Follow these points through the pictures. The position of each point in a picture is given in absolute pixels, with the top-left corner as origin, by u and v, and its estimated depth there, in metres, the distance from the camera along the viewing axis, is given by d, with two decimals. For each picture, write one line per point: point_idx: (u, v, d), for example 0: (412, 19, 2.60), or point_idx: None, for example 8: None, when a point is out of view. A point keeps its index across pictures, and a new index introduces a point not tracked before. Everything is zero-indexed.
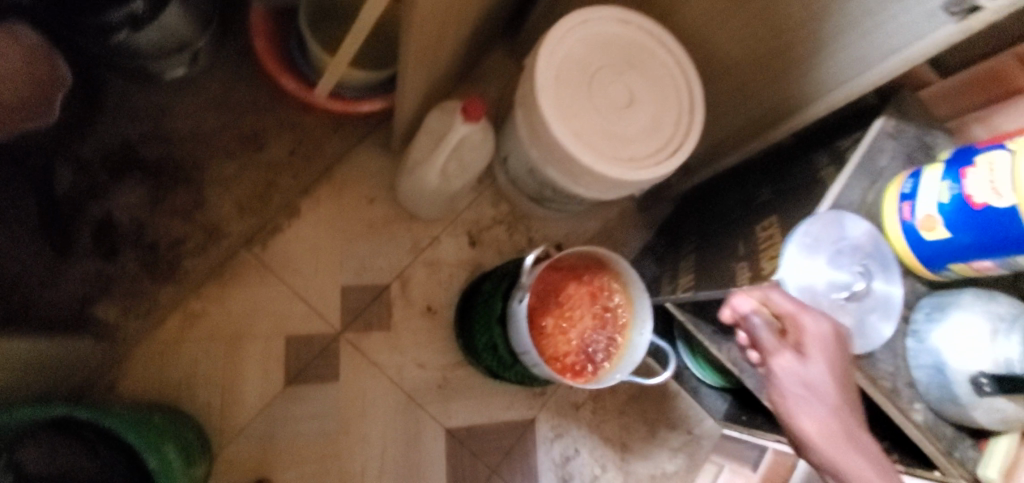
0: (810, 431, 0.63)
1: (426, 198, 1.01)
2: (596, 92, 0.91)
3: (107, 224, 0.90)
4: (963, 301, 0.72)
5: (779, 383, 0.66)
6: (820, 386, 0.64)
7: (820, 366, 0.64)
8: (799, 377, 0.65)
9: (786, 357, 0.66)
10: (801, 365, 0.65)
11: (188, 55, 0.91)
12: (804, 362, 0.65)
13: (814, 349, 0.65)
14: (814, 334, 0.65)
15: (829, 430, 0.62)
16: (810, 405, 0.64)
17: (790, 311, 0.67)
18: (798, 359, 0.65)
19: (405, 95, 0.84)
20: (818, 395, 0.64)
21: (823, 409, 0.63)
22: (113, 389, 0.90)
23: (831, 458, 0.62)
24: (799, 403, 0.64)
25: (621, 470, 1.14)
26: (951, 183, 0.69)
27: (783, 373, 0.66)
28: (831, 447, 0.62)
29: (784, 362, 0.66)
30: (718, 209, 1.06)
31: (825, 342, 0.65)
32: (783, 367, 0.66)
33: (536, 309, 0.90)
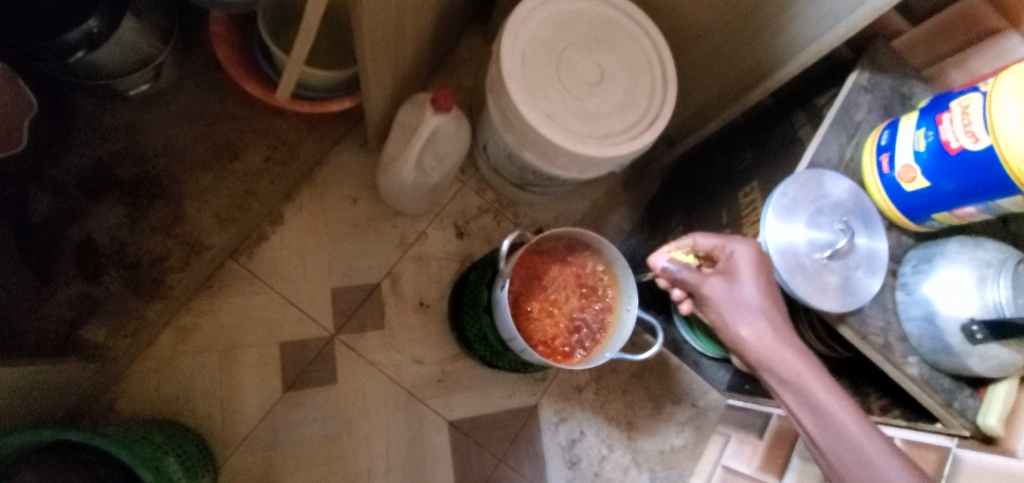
0: (747, 341, 0.66)
1: (407, 192, 1.01)
2: (565, 71, 0.89)
3: (87, 247, 0.89)
4: (949, 250, 0.71)
5: (712, 305, 0.68)
6: (749, 300, 0.66)
7: (747, 282, 0.66)
8: (729, 296, 0.67)
9: (715, 283, 0.68)
10: (729, 285, 0.67)
11: (152, 71, 0.89)
12: (730, 282, 0.67)
13: (738, 268, 0.67)
14: (738, 256, 0.67)
15: (763, 336, 0.65)
16: (743, 319, 0.66)
17: (716, 242, 0.68)
18: (729, 280, 0.67)
19: (370, 90, 0.84)
20: (748, 308, 0.66)
21: (754, 319, 0.66)
22: (112, 407, 0.92)
23: (766, 361, 0.65)
24: (732, 319, 0.67)
25: (628, 448, 1.14)
26: (927, 130, 0.69)
27: (714, 296, 0.68)
28: (766, 351, 0.65)
29: (712, 286, 0.68)
30: (703, 178, 1.05)
31: (752, 259, 0.67)
32: (713, 291, 0.68)
33: (521, 295, 0.91)
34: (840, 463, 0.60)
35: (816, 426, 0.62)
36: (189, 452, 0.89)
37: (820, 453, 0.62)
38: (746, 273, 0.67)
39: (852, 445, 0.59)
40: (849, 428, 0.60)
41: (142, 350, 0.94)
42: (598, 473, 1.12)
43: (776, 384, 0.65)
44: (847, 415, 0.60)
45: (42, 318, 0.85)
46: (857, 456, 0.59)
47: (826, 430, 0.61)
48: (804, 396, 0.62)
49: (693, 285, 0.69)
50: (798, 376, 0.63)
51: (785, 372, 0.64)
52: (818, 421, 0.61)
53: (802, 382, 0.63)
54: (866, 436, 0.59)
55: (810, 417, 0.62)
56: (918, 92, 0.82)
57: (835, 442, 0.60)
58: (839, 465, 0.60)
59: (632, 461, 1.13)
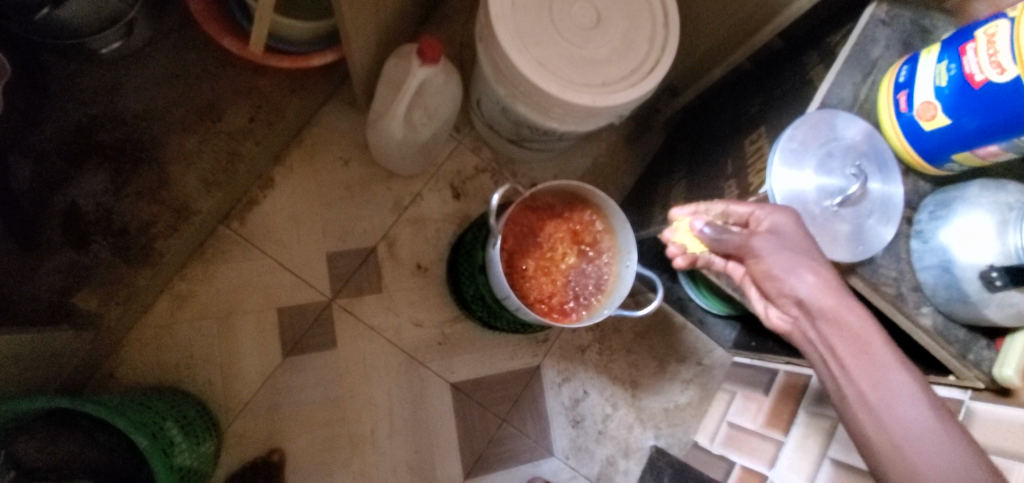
0: (810, 292, 0.57)
1: (399, 151, 0.97)
2: (559, 15, 0.84)
3: (73, 214, 0.87)
4: (969, 194, 0.66)
5: (768, 253, 0.59)
6: (811, 250, 0.59)
7: (804, 235, 0.60)
8: (788, 246, 0.59)
9: (773, 231, 0.60)
10: (785, 236, 0.60)
11: (124, 28, 0.86)
12: (785, 231, 0.60)
13: (786, 224, 0.60)
14: (781, 217, 0.60)
15: (827, 285, 0.57)
16: (806, 265, 0.58)
17: (750, 208, 0.63)
18: (782, 233, 0.60)
19: (351, 41, 0.79)
20: (811, 257, 0.58)
21: (820, 268, 0.58)
22: (114, 375, 0.93)
23: (830, 315, 0.56)
24: (792, 266, 0.58)
25: (633, 407, 1.13)
26: (949, 63, 0.63)
27: (772, 244, 0.59)
28: (830, 302, 0.56)
29: (769, 234, 0.60)
30: (707, 129, 0.99)
31: (796, 219, 0.60)
32: (770, 239, 0.60)
33: (515, 253, 0.88)
34: (902, 435, 0.53)
35: (878, 392, 0.55)
36: (191, 417, 0.89)
37: (878, 425, 0.54)
38: (795, 228, 0.60)
39: (916, 412, 0.53)
40: (915, 395, 0.54)
41: (139, 318, 0.94)
42: (602, 431, 1.11)
43: (834, 343, 0.57)
44: (913, 379, 0.55)
45: (36, 287, 0.84)
46: (923, 426, 0.53)
47: (889, 396, 0.54)
48: (870, 357, 0.55)
49: (744, 235, 0.61)
50: (863, 332, 0.56)
51: (852, 328, 0.56)
52: (881, 386, 0.55)
53: (869, 340, 0.55)
54: (931, 402, 0.54)
55: (872, 381, 0.55)
56: (940, 25, 0.75)
57: (897, 409, 0.54)
58: (901, 438, 0.53)
59: (636, 419, 1.13)
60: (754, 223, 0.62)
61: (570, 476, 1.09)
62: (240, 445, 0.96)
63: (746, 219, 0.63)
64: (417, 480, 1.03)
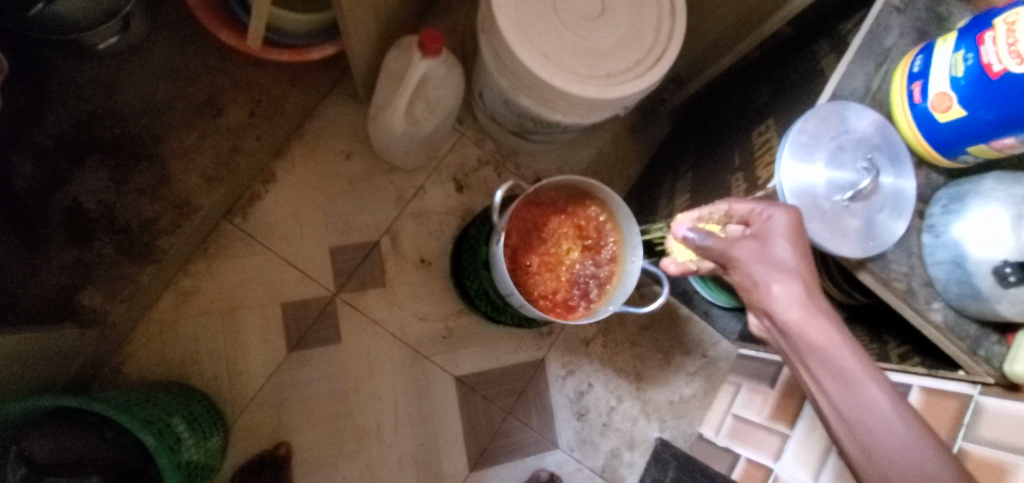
0: (777, 305, 0.58)
1: (401, 144, 0.96)
2: (563, 4, 0.82)
3: (75, 212, 0.86)
4: (984, 187, 0.65)
5: (741, 263, 0.60)
6: (783, 261, 0.59)
7: (781, 244, 0.59)
8: (761, 256, 0.59)
9: (747, 241, 0.60)
10: (762, 245, 0.60)
11: (121, 22, 0.85)
12: (765, 238, 0.60)
13: (780, 225, 0.60)
14: (780, 215, 0.60)
15: (795, 298, 0.57)
16: (775, 276, 0.58)
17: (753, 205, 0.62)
18: (759, 242, 0.60)
19: (350, 34, 0.78)
20: (782, 268, 0.58)
21: (788, 280, 0.58)
22: (120, 371, 0.93)
23: (796, 329, 0.57)
24: (762, 278, 0.59)
25: (637, 399, 1.13)
26: (966, 53, 0.61)
27: (746, 255, 0.60)
28: (796, 315, 0.57)
29: (745, 244, 0.60)
30: (714, 119, 0.98)
31: (788, 223, 0.60)
32: (744, 249, 0.60)
33: (519, 248, 0.87)
34: (872, 448, 0.53)
35: (845, 406, 0.54)
36: (197, 413, 0.89)
37: (850, 438, 0.54)
38: (789, 231, 0.60)
39: (887, 425, 0.53)
40: (886, 408, 0.53)
41: (143, 314, 0.94)
42: (607, 424, 1.11)
43: (805, 356, 0.57)
44: (885, 393, 0.54)
45: (41, 285, 0.84)
46: (892, 439, 0.52)
47: (858, 410, 0.54)
48: (839, 371, 0.55)
49: (724, 243, 0.62)
50: (829, 346, 0.55)
51: (819, 343, 0.56)
52: (851, 400, 0.54)
53: (837, 354, 0.55)
54: (904, 416, 0.53)
55: (840, 395, 0.55)
56: (956, 12, 0.73)
57: (867, 422, 0.53)
58: (873, 451, 0.53)
59: (641, 411, 1.12)
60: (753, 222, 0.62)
61: (575, 468, 1.09)
62: (247, 439, 0.97)
63: (746, 217, 0.63)
64: (424, 472, 1.03)
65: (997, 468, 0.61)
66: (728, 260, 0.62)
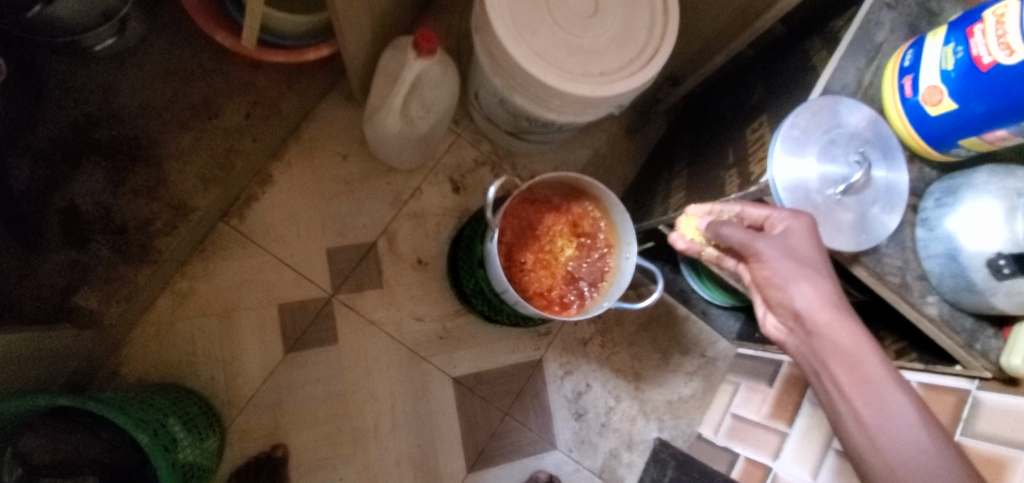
0: (806, 306, 0.57)
1: (396, 145, 0.97)
2: (557, 4, 0.82)
3: (72, 213, 0.87)
4: (976, 180, 0.64)
5: (772, 259, 0.58)
6: (814, 261, 0.58)
7: (812, 244, 0.58)
8: (792, 254, 0.58)
9: (778, 238, 0.59)
10: (794, 242, 0.58)
11: (118, 24, 0.85)
12: (797, 236, 0.58)
13: (805, 228, 0.58)
14: (798, 222, 0.59)
15: (825, 299, 0.57)
16: (807, 276, 0.57)
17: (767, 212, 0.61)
18: (789, 240, 0.59)
19: (345, 34, 0.79)
20: (814, 269, 0.57)
21: (820, 281, 0.57)
22: (117, 373, 0.93)
23: (825, 330, 0.56)
24: (793, 276, 0.57)
25: (636, 399, 1.12)
26: (956, 46, 0.62)
27: (778, 250, 0.58)
28: (826, 316, 0.56)
29: (778, 239, 0.59)
30: (708, 118, 0.98)
31: (811, 228, 0.59)
32: (776, 244, 0.59)
33: (514, 246, 0.88)
34: (894, 455, 0.53)
35: (869, 409, 0.55)
36: (194, 415, 0.89)
37: (872, 443, 0.54)
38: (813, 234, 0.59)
39: (909, 431, 0.53)
40: (907, 413, 0.54)
41: (141, 315, 0.94)
42: (605, 424, 1.11)
43: (829, 358, 0.57)
44: (907, 397, 0.54)
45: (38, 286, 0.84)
46: (915, 446, 0.53)
47: (883, 414, 0.54)
48: (863, 377, 0.55)
49: (749, 238, 0.60)
50: (857, 349, 0.56)
51: (846, 346, 0.56)
52: (874, 404, 0.55)
53: (862, 358, 0.56)
54: (926, 422, 0.53)
55: (866, 398, 0.55)
56: (947, 8, 0.73)
57: (889, 428, 0.54)
58: (893, 457, 0.53)
59: (640, 412, 1.12)
60: (770, 227, 0.61)
61: (574, 468, 1.09)
62: (244, 441, 0.97)
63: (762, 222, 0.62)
64: (421, 473, 1.03)
65: (996, 463, 0.60)
66: (754, 256, 0.60)
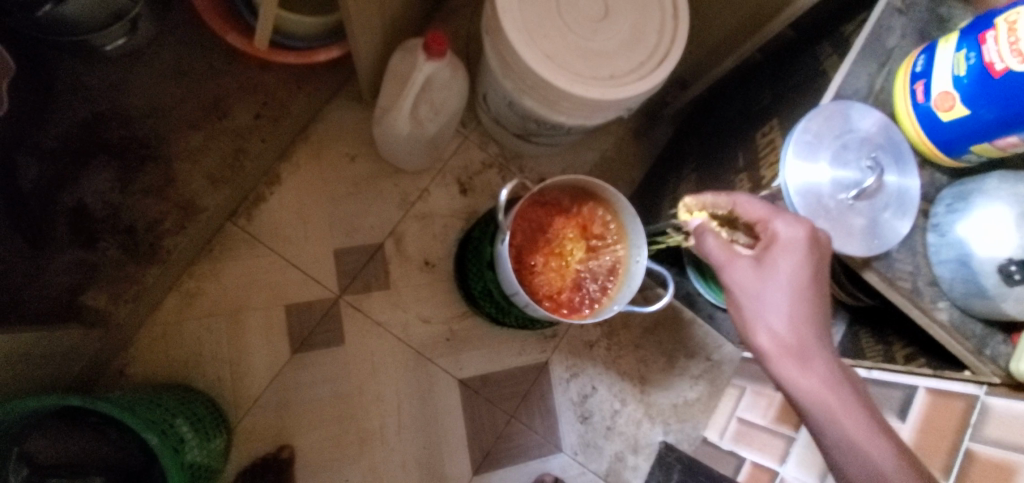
0: (762, 336, 0.60)
1: (405, 147, 0.97)
2: (566, 7, 0.83)
3: (81, 212, 0.87)
4: (988, 186, 0.65)
5: (735, 288, 0.62)
6: (774, 291, 0.60)
7: (778, 275, 0.60)
8: (755, 284, 0.61)
9: (748, 261, 0.62)
10: (761, 270, 0.61)
11: (128, 24, 0.85)
12: (764, 266, 0.61)
13: (784, 254, 0.60)
14: (790, 233, 0.61)
15: (779, 332, 0.60)
16: (762, 309, 0.60)
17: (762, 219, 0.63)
18: (754, 269, 0.62)
19: (356, 35, 0.79)
20: (771, 302, 0.60)
21: (775, 314, 0.60)
22: (123, 373, 0.93)
23: (778, 362, 0.60)
24: (752, 309, 0.61)
25: (641, 403, 1.12)
26: (968, 52, 0.61)
27: (741, 278, 0.62)
28: (779, 348, 0.60)
29: (743, 267, 0.62)
30: (716, 122, 0.98)
31: (786, 253, 0.60)
32: (741, 271, 0.62)
33: (524, 248, 0.88)
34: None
35: (830, 441, 0.56)
36: (201, 415, 0.89)
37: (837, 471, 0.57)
38: (788, 260, 0.60)
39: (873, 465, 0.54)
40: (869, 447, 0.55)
41: (148, 316, 0.94)
42: (611, 427, 1.11)
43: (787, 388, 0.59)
44: (869, 429, 0.55)
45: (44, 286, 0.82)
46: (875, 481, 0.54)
47: (842, 447, 0.56)
48: (819, 407, 0.57)
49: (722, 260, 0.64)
50: (811, 381, 0.58)
51: (801, 378, 0.58)
52: (835, 437, 0.56)
53: (818, 389, 0.58)
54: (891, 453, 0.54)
55: (826, 430, 0.57)
56: (957, 13, 0.73)
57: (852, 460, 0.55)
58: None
59: (645, 415, 1.12)
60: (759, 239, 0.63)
61: (579, 471, 1.09)
62: (250, 442, 0.97)
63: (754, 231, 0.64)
64: (427, 476, 1.03)
65: (1003, 467, 0.59)
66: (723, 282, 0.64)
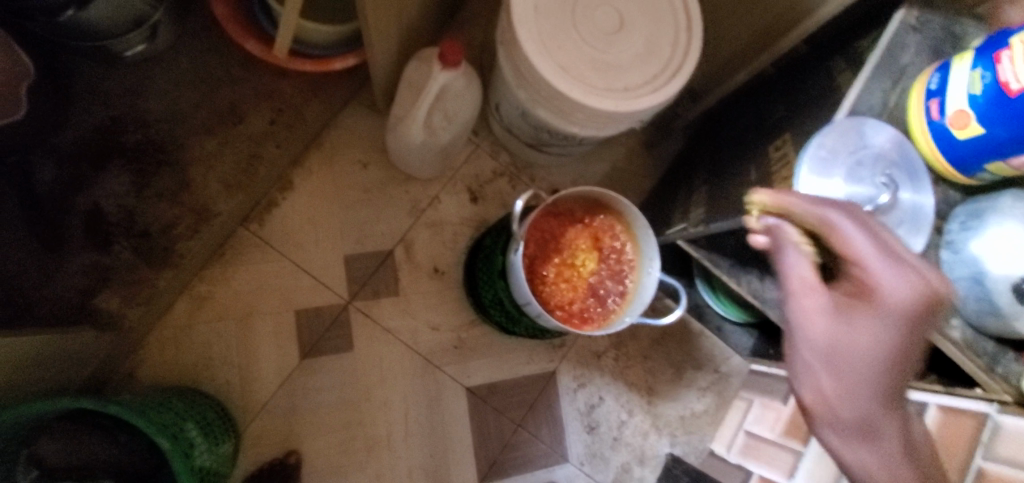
0: (811, 403, 0.46)
1: (418, 155, 0.98)
2: (581, 20, 0.83)
3: (96, 214, 0.87)
4: (1002, 205, 0.65)
5: (795, 326, 0.49)
6: (851, 353, 0.46)
7: (865, 332, 0.46)
8: (824, 332, 0.47)
9: (829, 300, 0.48)
10: (845, 318, 0.47)
11: (148, 30, 0.87)
12: (849, 314, 0.47)
13: (881, 308, 0.47)
14: (901, 285, 0.47)
15: (836, 404, 0.45)
16: (825, 367, 0.46)
17: (854, 251, 0.51)
18: (834, 313, 0.47)
19: (373, 43, 0.79)
20: (840, 362, 0.46)
21: (846, 381, 0.45)
22: (133, 376, 0.93)
23: (835, 441, 0.46)
24: (810, 363, 0.47)
25: (648, 414, 1.12)
26: (983, 71, 0.62)
27: (811, 317, 0.48)
28: (830, 421, 0.46)
29: (817, 304, 0.48)
30: (727, 135, 0.99)
31: (888, 306, 0.47)
32: (811, 306, 0.48)
33: (536, 259, 0.88)
34: None
35: None
36: (210, 419, 0.89)
37: None
38: (891, 318, 0.46)
39: None
40: None
41: (159, 318, 0.95)
42: (617, 438, 1.10)
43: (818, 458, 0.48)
44: None
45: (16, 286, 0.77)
46: None
47: None
48: None
49: (794, 285, 0.50)
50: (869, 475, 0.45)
51: (852, 465, 0.45)
52: None
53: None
54: None
55: None
56: (970, 32, 0.74)
57: None
58: None
59: (652, 426, 1.12)
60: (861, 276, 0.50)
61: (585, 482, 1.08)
62: (258, 446, 0.97)
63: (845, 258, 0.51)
64: None
65: None
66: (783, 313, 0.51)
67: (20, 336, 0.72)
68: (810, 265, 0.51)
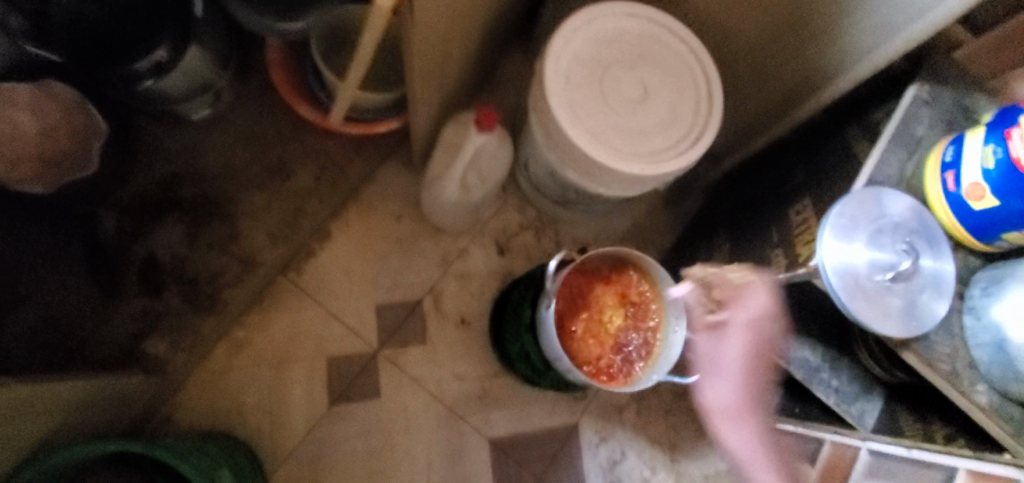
0: (721, 394, 0.69)
1: (450, 211, 1.03)
2: (609, 90, 0.89)
3: (151, 263, 0.95)
4: (1021, 272, 0.67)
5: (723, 349, 0.71)
6: (734, 363, 0.69)
7: (739, 349, 0.70)
8: (719, 351, 0.71)
9: (716, 326, 0.73)
10: (755, 332, 0.71)
11: (211, 96, 0.96)
12: (751, 333, 0.70)
13: (747, 334, 0.69)
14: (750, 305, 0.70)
15: (725, 399, 0.69)
16: (718, 377, 0.70)
17: (749, 295, 0.70)
18: (714, 337, 0.72)
19: (417, 110, 0.86)
20: (724, 373, 0.70)
21: (730, 380, 0.69)
22: (171, 418, 0.97)
23: (732, 412, 0.69)
24: (717, 369, 0.70)
25: (671, 471, 1.11)
26: (995, 147, 0.65)
27: (719, 344, 0.71)
28: (729, 404, 0.68)
29: (735, 334, 0.71)
30: (747, 196, 1.02)
31: (740, 329, 0.70)
32: (733, 337, 0.70)
33: (565, 314, 0.90)
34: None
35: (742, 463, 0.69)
36: (242, 464, 0.91)
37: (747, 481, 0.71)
38: (748, 341, 0.69)
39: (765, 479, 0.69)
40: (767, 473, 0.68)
41: (199, 362, 0.98)
42: None
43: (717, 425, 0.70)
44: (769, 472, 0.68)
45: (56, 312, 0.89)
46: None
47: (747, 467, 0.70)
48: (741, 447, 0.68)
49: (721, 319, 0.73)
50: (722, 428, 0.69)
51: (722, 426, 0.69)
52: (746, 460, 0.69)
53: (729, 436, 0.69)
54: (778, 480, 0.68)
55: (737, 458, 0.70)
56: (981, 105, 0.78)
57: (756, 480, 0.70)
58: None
59: None
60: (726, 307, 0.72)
61: None
62: None
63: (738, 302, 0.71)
64: None
65: None
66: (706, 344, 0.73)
67: (60, 384, 0.76)
68: (721, 307, 0.73)
